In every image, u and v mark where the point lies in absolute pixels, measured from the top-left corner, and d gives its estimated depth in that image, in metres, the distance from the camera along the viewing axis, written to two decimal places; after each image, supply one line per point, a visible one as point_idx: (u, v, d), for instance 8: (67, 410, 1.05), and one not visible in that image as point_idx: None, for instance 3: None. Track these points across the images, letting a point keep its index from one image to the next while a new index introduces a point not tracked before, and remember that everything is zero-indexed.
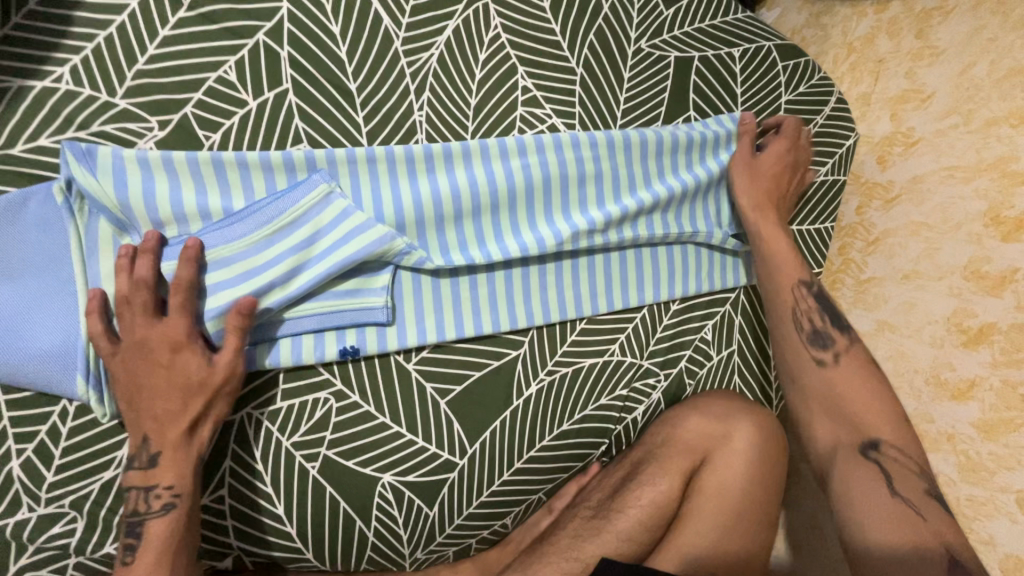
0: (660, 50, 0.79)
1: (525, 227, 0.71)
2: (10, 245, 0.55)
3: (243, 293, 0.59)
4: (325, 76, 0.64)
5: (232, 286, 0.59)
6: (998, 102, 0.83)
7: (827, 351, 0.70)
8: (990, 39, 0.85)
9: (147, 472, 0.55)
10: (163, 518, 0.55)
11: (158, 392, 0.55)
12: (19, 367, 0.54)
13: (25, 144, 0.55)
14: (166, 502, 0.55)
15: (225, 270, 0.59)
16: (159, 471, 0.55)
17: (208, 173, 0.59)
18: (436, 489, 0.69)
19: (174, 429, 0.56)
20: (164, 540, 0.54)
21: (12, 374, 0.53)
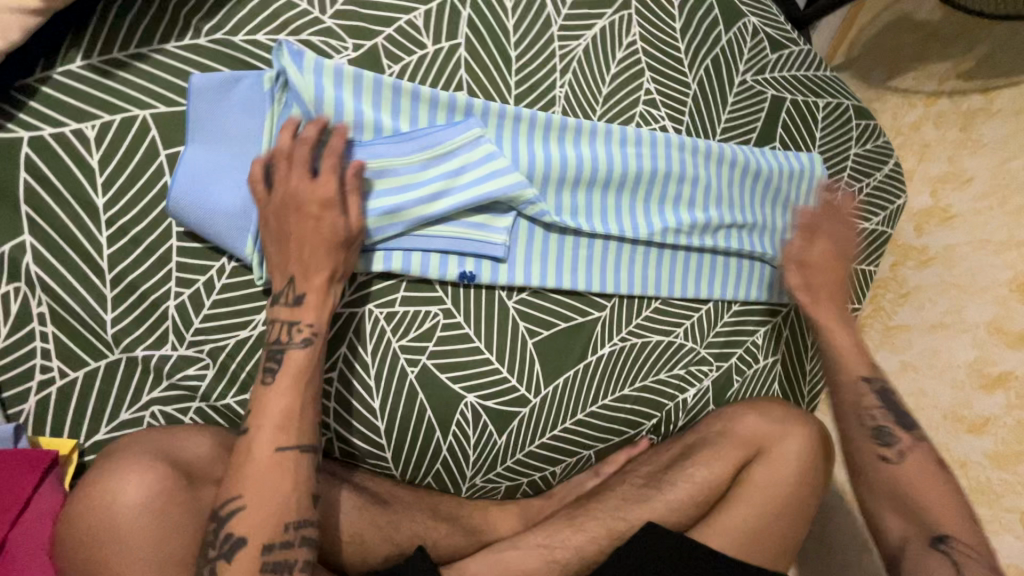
0: (761, 85, 0.90)
1: (628, 207, 0.80)
2: (212, 114, 0.61)
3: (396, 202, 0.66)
4: (492, 40, 0.74)
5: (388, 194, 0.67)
6: None
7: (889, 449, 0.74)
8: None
9: (293, 310, 0.59)
10: (304, 350, 0.58)
11: (313, 242, 0.59)
12: (201, 219, 0.59)
13: (246, 36, 0.64)
14: (305, 335, 0.59)
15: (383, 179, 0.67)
16: (305, 310, 0.59)
17: (385, 95, 0.68)
18: (509, 419, 0.75)
19: (320, 275, 0.60)
20: (302, 368, 0.58)
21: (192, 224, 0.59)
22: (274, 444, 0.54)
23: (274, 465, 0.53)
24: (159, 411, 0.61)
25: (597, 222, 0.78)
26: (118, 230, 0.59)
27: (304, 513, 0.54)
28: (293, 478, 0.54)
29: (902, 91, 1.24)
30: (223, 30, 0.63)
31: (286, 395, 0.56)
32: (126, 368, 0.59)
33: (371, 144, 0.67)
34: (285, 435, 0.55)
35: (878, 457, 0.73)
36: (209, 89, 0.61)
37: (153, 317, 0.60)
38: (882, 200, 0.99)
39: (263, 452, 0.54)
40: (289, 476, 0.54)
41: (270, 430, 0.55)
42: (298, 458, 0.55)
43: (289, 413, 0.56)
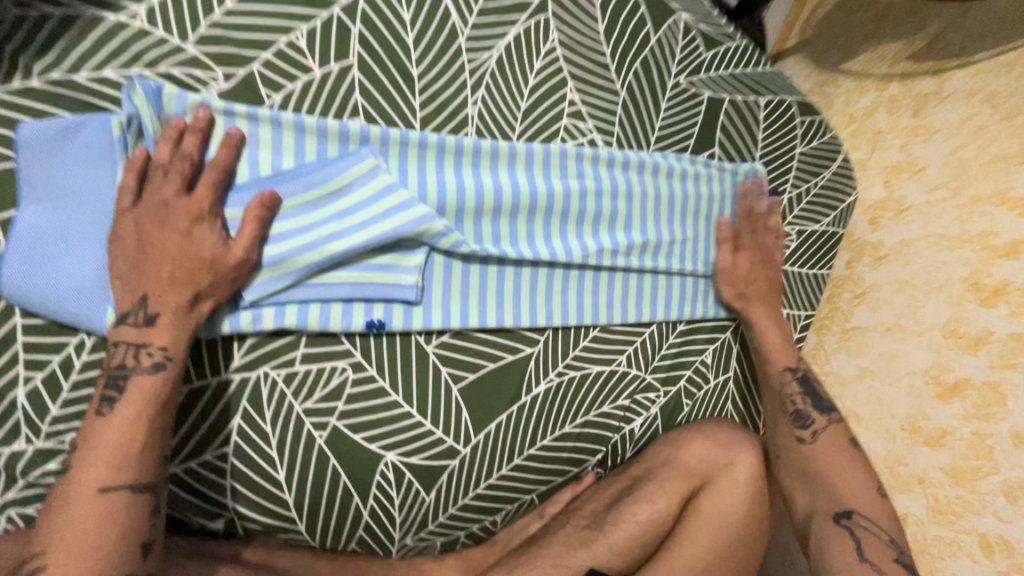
0: (696, 87, 0.84)
1: (555, 232, 0.74)
2: (53, 170, 0.53)
3: (281, 253, 0.59)
4: (389, 57, 0.66)
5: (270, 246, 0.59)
6: (983, 183, 0.91)
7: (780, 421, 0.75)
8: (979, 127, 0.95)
9: (142, 330, 0.52)
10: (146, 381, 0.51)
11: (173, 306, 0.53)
12: (49, 293, 0.52)
13: (90, 73, 0.55)
14: (154, 360, 0.52)
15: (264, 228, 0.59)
16: (158, 332, 0.53)
17: (265, 133, 0.60)
18: (436, 474, 0.69)
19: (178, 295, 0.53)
20: (148, 394, 0.51)
21: (35, 300, 0.52)
22: (97, 484, 0.48)
23: (97, 511, 0.47)
24: (16, 514, 0.53)
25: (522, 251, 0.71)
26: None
27: (135, 567, 0.48)
28: (120, 526, 0.48)
29: (856, 75, 1.20)
30: (61, 69, 0.54)
31: (127, 422, 0.50)
32: None
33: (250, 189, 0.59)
34: (111, 473, 0.48)
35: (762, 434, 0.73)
36: (46, 141, 0.53)
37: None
38: (831, 199, 0.94)
39: (85, 490, 0.47)
40: (115, 522, 0.48)
41: (97, 463, 0.48)
42: (132, 500, 0.49)
43: (123, 452, 0.49)
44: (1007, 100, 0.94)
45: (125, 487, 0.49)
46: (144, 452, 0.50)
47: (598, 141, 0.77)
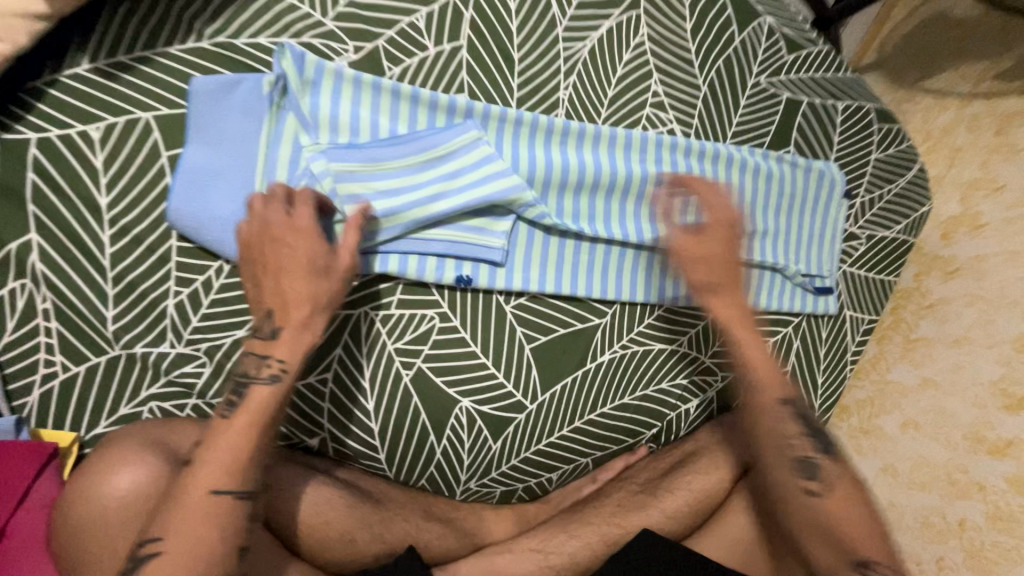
0: (775, 88, 0.87)
1: (631, 213, 0.78)
2: (213, 118, 0.62)
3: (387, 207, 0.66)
4: (495, 41, 0.73)
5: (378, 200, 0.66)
6: None
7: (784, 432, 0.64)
8: None
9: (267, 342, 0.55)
10: (270, 387, 0.53)
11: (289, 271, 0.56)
12: (200, 221, 0.61)
13: (248, 39, 0.64)
14: (272, 372, 0.54)
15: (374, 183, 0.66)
16: (279, 343, 0.55)
17: (385, 99, 0.68)
18: (504, 425, 0.75)
19: (298, 308, 0.56)
20: (266, 404, 0.53)
21: (190, 226, 0.61)
22: (211, 486, 0.48)
23: (203, 512, 0.48)
24: (155, 407, 0.62)
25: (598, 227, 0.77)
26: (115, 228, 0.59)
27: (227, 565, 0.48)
28: (220, 529, 0.48)
29: (935, 93, 1.17)
30: (226, 34, 0.63)
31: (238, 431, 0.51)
32: (125, 365, 0.60)
33: (369, 146, 0.67)
34: (225, 478, 0.49)
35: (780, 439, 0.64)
36: (210, 93, 0.62)
37: (152, 314, 0.61)
38: (903, 207, 0.95)
39: (196, 488, 0.48)
40: (211, 527, 0.48)
41: (209, 470, 0.49)
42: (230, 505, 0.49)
43: (239, 463, 0.50)
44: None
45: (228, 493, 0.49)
46: (249, 461, 0.51)
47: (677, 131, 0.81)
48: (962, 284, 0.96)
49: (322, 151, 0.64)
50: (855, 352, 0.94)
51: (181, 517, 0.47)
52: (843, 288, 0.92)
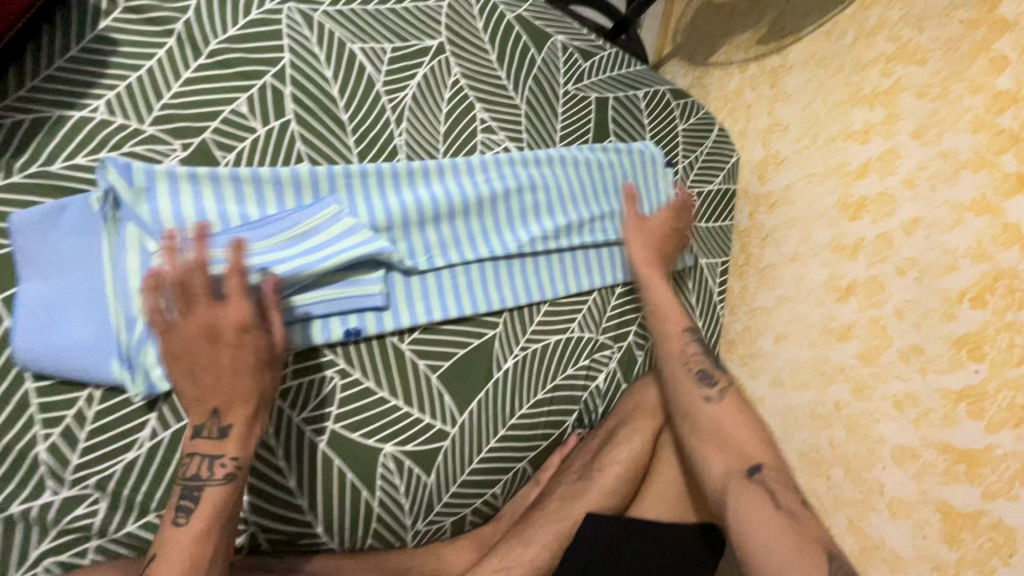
0: (584, 91, 1.00)
1: (491, 229, 0.85)
2: (45, 249, 0.60)
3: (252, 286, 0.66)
4: (320, 108, 0.78)
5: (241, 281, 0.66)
6: (832, 126, 1.10)
7: (711, 389, 0.81)
8: (819, 85, 1.16)
9: (219, 442, 0.59)
10: (223, 487, 0.58)
11: (223, 362, 0.59)
12: (55, 354, 0.58)
13: (64, 163, 0.64)
14: (227, 471, 0.59)
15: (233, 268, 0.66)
16: (230, 442, 0.59)
17: (227, 186, 0.70)
18: (433, 456, 0.77)
19: (244, 404, 0.60)
20: (219, 504, 0.58)
21: (42, 362, 0.58)
22: None
23: None
24: (53, 562, 0.58)
25: (466, 249, 0.83)
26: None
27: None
28: None
29: (720, 66, 1.42)
30: (38, 162, 0.63)
31: (192, 536, 0.56)
32: (4, 529, 0.56)
33: (222, 233, 0.68)
34: None
35: (701, 398, 0.80)
36: (35, 225, 0.60)
37: (23, 467, 0.57)
38: (717, 162, 1.11)
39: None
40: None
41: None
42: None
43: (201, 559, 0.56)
44: (833, 61, 1.15)
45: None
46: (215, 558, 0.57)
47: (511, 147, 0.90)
48: (784, 213, 1.13)
49: None
50: (719, 292, 1.08)
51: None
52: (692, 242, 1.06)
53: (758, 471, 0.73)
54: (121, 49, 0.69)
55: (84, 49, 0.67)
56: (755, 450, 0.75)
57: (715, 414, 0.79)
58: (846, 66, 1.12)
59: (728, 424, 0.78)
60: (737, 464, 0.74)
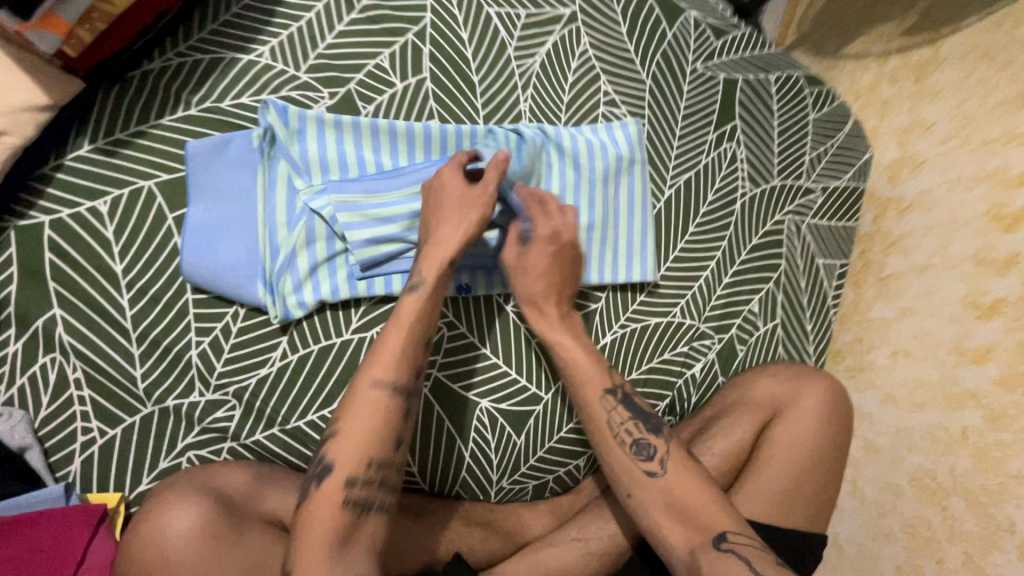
0: (712, 71, 0.96)
1: (597, 202, 0.84)
2: (211, 176, 0.67)
3: (378, 233, 0.70)
4: (454, 68, 0.80)
5: (372, 226, 0.70)
6: (991, 127, 0.98)
7: (653, 461, 0.68)
8: (979, 81, 1.03)
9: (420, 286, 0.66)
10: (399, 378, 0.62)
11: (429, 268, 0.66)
12: (212, 272, 0.65)
13: (232, 101, 0.70)
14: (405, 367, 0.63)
15: (365, 215, 0.70)
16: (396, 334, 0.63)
17: (366, 135, 0.74)
18: (525, 418, 0.78)
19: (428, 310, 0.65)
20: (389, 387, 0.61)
21: (202, 277, 0.64)
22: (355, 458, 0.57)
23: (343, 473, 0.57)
24: (195, 455, 0.64)
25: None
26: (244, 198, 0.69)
27: (387, 455, 0.60)
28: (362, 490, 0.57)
29: (853, 57, 1.30)
30: (211, 99, 0.69)
31: (398, 332, 0.64)
32: (160, 419, 0.62)
33: (359, 179, 0.72)
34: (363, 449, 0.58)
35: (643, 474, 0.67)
36: (206, 154, 0.67)
37: (177, 367, 0.64)
38: (847, 158, 1.04)
39: (365, 384, 0.61)
40: (381, 411, 0.60)
41: (376, 365, 0.61)
42: (393, 397, 0.61)
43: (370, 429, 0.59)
44: (1001, 54, 1.01)
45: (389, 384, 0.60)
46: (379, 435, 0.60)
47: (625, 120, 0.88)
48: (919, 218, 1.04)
49: (318, 190, 0.70)
50: (834, 296, 1.00)
51: (355, 420, 0.59)
52: (811, 240, 0.99)
53: (724, 540, 0.62)
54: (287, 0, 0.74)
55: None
56: (718, 515, 0.64)
57: (669, 488, 0.66)
58: (1015, 62, 0.98)
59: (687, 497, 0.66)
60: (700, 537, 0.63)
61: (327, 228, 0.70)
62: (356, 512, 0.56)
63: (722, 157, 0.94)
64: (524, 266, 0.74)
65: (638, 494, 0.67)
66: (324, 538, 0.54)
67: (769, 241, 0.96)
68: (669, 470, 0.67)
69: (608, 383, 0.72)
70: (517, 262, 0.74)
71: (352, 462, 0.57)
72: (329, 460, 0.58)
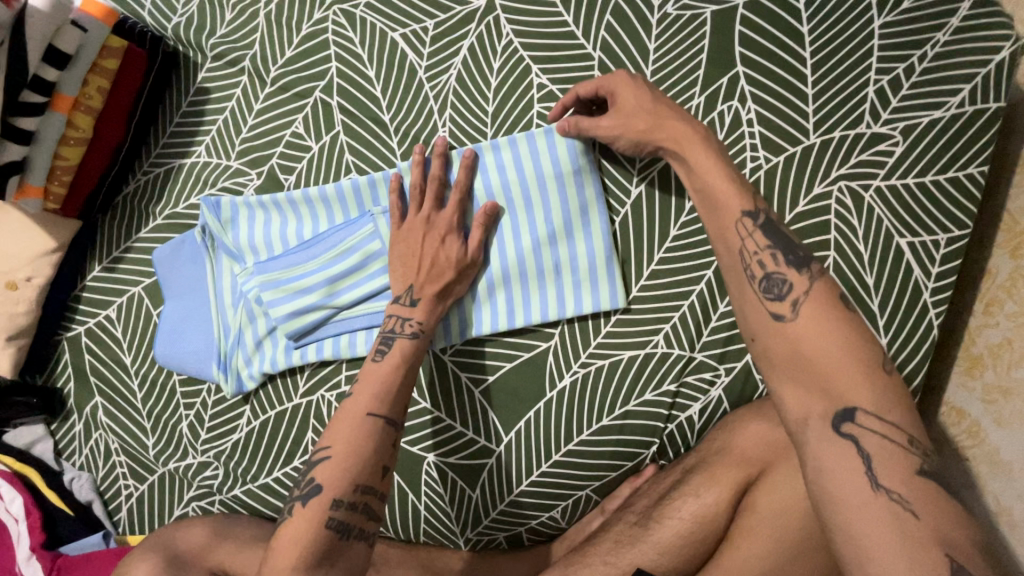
0: (693, 8, 0.71)
1: (525, 227, 0.72)
2: (175, 276, 0.78)
3: (297, 306, 0.73)
4: (365, 113, 0.77)
5: (291, 301, 0.74)
6: None
7: (785, 303, 0.50)
8: None
9: (409, 308, 0.69)
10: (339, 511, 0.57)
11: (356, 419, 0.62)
12: (183, 358, 0.77)
13: (184, 203, 0.80)
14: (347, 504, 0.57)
15: (285, 292, 0.74)
16: (331, 481, 0.58)
17: (286, 209, 0.76)
18: (477, 472, 0.75)
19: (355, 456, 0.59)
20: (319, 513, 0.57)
21: (176, 363, 0.77)
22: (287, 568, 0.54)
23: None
24: (198, 505, 0.78)
25: (495, 256, 0.73)
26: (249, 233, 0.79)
27: (375, 481, 0.60)
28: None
29: None
30: (169, 205, 0.80)
31: (393, 367, 0.65)
32: (171, 477, 0.79)
33: (281, 256, 0.75)
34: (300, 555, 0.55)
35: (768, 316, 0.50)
36: (169, 258, 0.78)
37: (175, 434, 0.78)
38: (960, 64, 0.65)
39: (357, 412, 0.62)
40: (371, 441, 0.61)
41: (337, 447, 0.60)
42: (383, 428, 0.62)
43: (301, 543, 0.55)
44: None
45: (381, 417, 0.62)
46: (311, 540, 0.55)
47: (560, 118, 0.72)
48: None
49: (249, 273, 0.76)
50: (936, 286, 0.67)
51: (348, 446, 0.60)
52: (886, 213, 0.67)
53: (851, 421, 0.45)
54: (212, 96, 0.80)
55: (191, 103, 0.81)
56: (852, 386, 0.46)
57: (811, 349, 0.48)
58: None
59: (816, 353, 0.47)
60: (821, 408, 0.46)
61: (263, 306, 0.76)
62: (338, 531, 0.56)
63: (715, 124, 0.70)
64: (626, 117, 0.64)
65: (760, 340, 0.51)
66: (301, 549, 0.55)
67: (806, 226, 0.69)
68: (803, 313, 0.49)
69: (748, 206, 0.55)
70: (618, 120, 0.65)
71: (342, 483, 0.58)
72: (318, 480, 0.59)
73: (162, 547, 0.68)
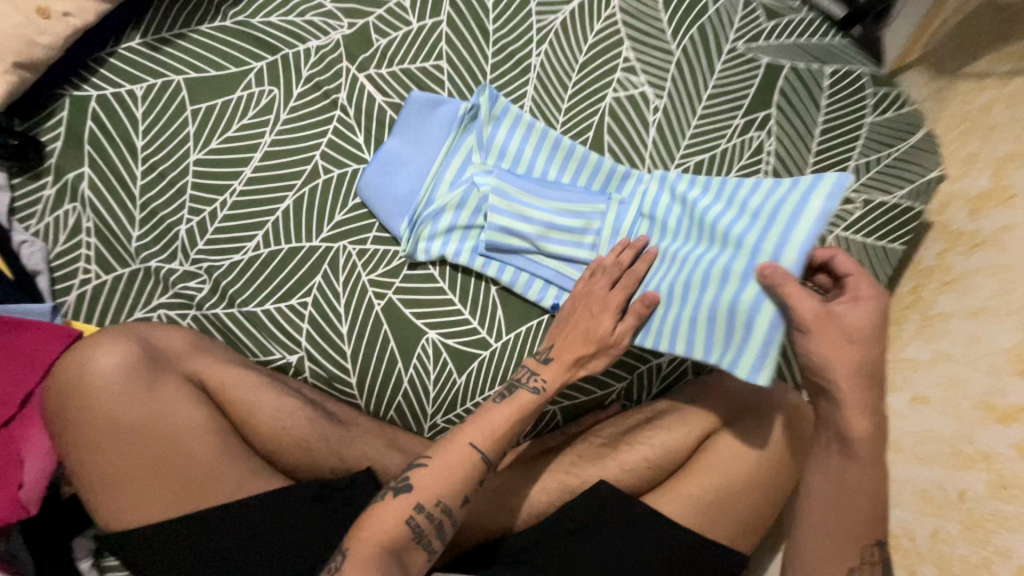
0: (754, 52, 0.89)
1: (702, 254, 0.71)
2: (428, 129, 0.79)
3: (507, 225, 0.76)
4: (471, 15, 0.83)
5: (508, 218, 0.76)
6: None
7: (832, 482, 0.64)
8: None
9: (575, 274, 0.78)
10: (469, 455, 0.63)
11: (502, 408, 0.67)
12: (387, 201, 0.77)
13: (262, 19, 0.78)
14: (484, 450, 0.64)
15: (509, 210, 0.77)
16: (473, 432, 0.64)
17: (521, 131, 0.80)
18: (469, 359, 0.78)
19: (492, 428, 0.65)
20: (457, 457, 0.63)
21: (372, 196, 0.77)
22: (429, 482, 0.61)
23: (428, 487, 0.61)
24: (164, 314, 0.73)
25: (675, 273, 0.72)
26: (308, 83, 0.78)
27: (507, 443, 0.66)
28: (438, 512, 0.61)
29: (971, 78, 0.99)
30: (245, 14, 0.78)
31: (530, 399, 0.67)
32: (142, 277, 0.72)
33: (523, 177, 0.79)
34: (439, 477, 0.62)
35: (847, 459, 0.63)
36: (422, 108, 0.79)
37: (166, 236, 0.73)
38: (907, 169, 0.90)
39: (461, 441, 0.64)
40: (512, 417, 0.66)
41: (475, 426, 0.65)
42: (481, 459, 0.63)
43: (452, 464, 0.62)
44: None
45: (530, 389, 0.68)
46: (455, 467, 0.62)
47: (634, 90, 0.86)
48: (967, 296, 0.85)
49: (457, 172, 0.79)
50: None
51: (446, 462, 0.62)
52: None
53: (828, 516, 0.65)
54: None
55: None
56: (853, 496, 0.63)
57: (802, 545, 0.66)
58: None
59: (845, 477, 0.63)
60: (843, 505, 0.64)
61: (477, 202, 0.78)
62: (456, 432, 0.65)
63: (746, 145, 0.87)
64: (829, 321, 0.59)
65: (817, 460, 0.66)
66: (447, 468, 0.62)
67: None
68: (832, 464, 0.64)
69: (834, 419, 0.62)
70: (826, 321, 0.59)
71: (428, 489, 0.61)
72: (409, 480, 0.62)
73: (137, 335, 0.62)
